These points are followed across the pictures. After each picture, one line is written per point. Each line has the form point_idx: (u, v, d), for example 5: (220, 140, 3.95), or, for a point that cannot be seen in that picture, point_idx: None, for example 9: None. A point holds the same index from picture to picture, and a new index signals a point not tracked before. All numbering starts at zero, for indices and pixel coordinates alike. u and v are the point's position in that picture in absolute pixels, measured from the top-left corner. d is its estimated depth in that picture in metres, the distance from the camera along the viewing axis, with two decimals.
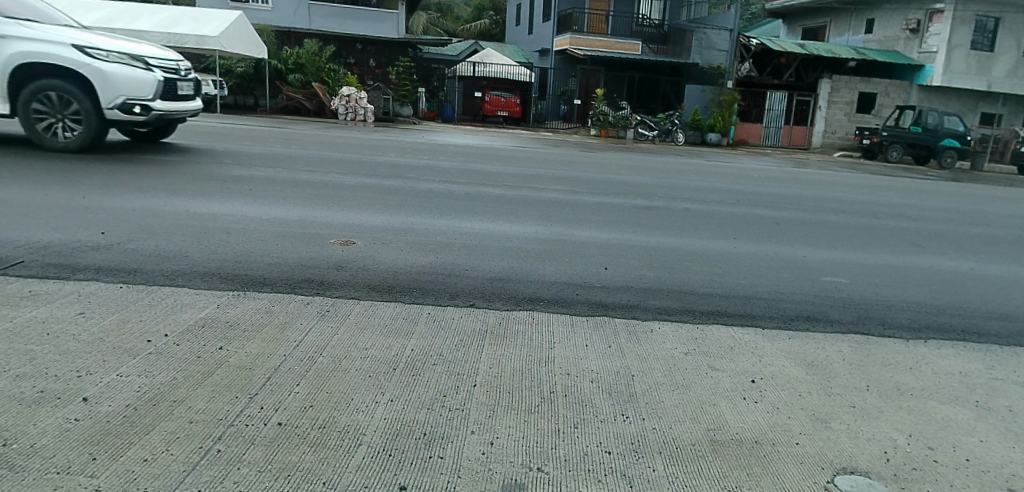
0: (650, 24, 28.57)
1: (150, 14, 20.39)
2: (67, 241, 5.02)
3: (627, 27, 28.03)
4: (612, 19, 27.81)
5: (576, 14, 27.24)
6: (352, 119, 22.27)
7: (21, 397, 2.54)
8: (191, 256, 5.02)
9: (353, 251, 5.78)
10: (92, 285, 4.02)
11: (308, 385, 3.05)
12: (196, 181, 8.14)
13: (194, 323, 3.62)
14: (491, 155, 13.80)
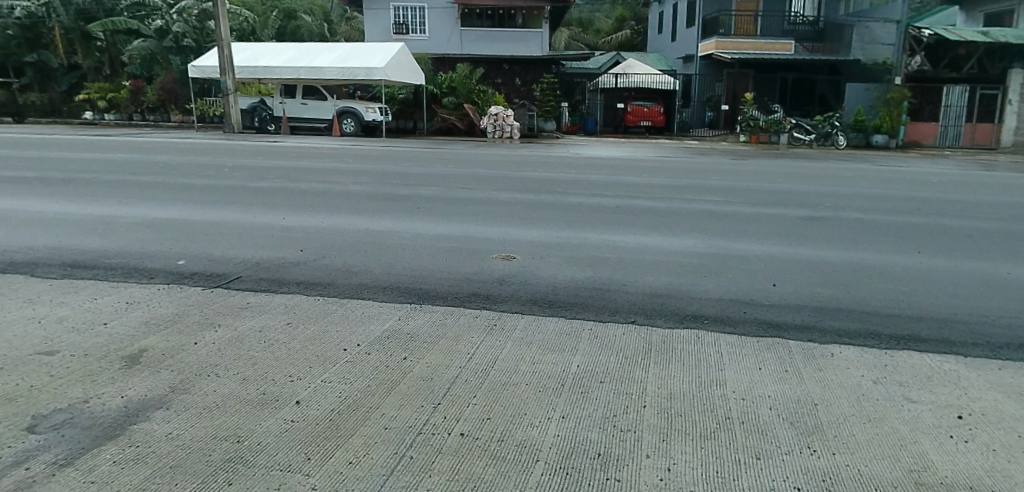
0: (804, 21, 26.69)
1: (327, 51, 22.67)
2: (273, 257, 5.68)
3: (779, 26, 26.59)
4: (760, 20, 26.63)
5: (723, 17, 26.31)
6: (499, 136, 23.07)
7: (248, 397, 2.90)
8: (373, 271, 5.47)
9: (514, 266, 5.96)
10: (296, 298, 4.51)
11: (484, 399, 3.16)
12: (370, 201, 8.85)
13: (381, 334, 3.92)
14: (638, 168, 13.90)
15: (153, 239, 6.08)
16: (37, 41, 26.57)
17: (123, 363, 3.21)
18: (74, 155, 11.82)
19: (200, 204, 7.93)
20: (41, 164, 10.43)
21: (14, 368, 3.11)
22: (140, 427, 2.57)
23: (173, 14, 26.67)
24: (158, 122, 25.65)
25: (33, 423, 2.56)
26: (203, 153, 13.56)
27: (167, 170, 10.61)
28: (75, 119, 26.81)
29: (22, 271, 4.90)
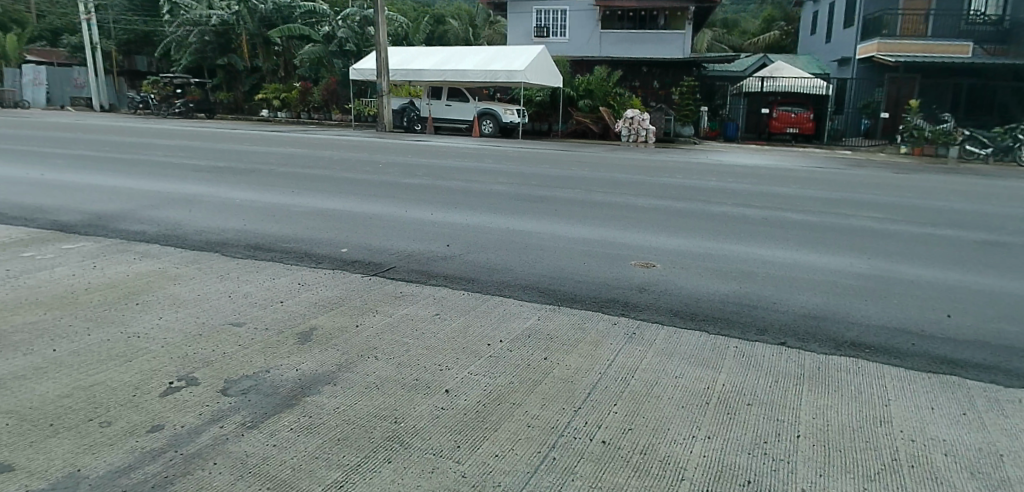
0: (986, 20, 23.80)
1: (471, 54, 23.49)
2: (421, 250, 5.97)
3: (953, 26, 23.87)
4: (931, 18, 23.89)
5: (887, 16, 23.55)
6: (634, 140, 22.76)
7: (403, 382, 3.07)
8: (514, 269, 5.57)
9: (654, 274, 5.82)
10: (443, 291, 4.71)
11: (626, 407, 3.10)
12: (509, 201, 9.04)
13: (522, 332, 3.98)
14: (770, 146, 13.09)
15: (319, 226, 6.65)
16: (227, 45, 29.47)
17: (296, 339, 3.53)
18: (251, 149, 13.17)
19: (355, 198, 8.48)
20: (226, 156, 11.72)
21: (210, 335, 3.53)
22: (312, 399, 2.80)
23: (340, 21, 28.84)
24: (322, 120, 27.93)
25: (226, 385, 2.89)
26: (356, 149, 14.58)
27: (328, 164, 11.51)
28: (254, 116, 29.97)
29: (214, 249, 5.55)
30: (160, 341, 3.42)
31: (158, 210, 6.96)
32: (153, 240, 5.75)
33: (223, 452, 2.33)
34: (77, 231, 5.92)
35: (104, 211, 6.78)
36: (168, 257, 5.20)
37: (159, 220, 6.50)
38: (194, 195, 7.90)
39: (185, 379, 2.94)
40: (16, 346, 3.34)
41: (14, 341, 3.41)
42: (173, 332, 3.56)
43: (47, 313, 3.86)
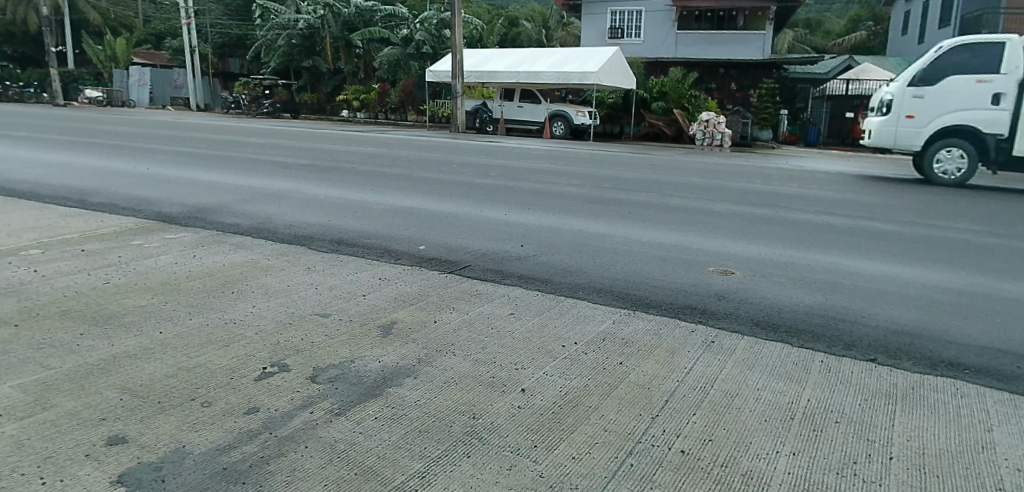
0: None
1: (545, 56, 23.49)
2: (497, 250, 6.03)
3: None
4: None
5: (987, 16, 22.15)
6: (709, 144, 22.13)
7: (480, 378, 3.10)
8: (589, 272, 5.52)
9: (733, 282, 5.64)
10: (517, 291, 4.73)
11: (706, 418, 3.01)
12: (582, 203, 8.98)
13: (597, 335, 3.93)
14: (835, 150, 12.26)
15: (397, 224, 6.81)
16: (312, 48, 30.82)
17: (379, 332, 3.64)
18: (335, 148, 13.68)
19: (431, 196, 8.65)
20: (312, 154, 12.23)
21: (299, 325, 3.70)
22: (395, 390, 2.88)
23: (417, 24, 29.43)
24: (397, 121, 28.61)
25: (315, 373, 3.02)
26: (433, 150, 14.89)
27: (406, 164, 11.80)
28: (334, 117, 31.07)
29: (302, 243, 5.80)
30: (253, 329, 3.61)
31: (251, 204, 7.34)
32: (244, 232, 6.06)
33: (314, 437, 2.43)
34: (178, 223, 6.31)
35: (202, 204, 7.20)
36: (259, 249, 5.47)
37: (251, 214, 6.85)
38: (282, 191, 8.27)
39: (276, 365, 3.10)
40: (128, 327, 3.61)
41: (126, 322, 3.69)
42: (265, 320, 3.76)
43: (154, 297, 4.14)
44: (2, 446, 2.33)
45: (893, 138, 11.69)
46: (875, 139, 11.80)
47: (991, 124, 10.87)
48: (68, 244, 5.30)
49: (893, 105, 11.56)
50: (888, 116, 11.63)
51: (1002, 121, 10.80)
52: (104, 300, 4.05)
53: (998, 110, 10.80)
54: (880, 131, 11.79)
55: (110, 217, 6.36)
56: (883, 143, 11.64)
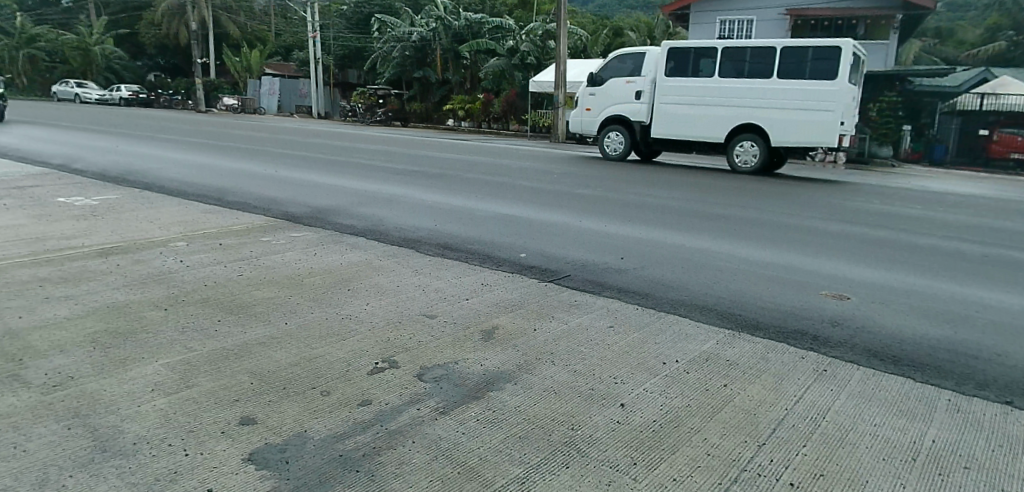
0: None
1: None
2: (597, 261, 6.02)
3: None
4: None
5: None
6: (822, 160, 20.77)
7: (580, 390, 3.11)
8: (692, 289, 5.40)
9: (847, 307, 5.31)
10: (618, 304, 4.70)
11: (817, 450, 2.85)
12: (684, 217, 8.78)
13: (700, 355, 3.83)
14: (680, 145, 14.49)
15: (499, 231, 6.96)
16: (423, 60, 32.10)
17: (482, 336, 3.74)
18: (443, 156, 14.12)
19: (532, 205, 8.76)
20: (421, 161, 12.69)
21: (407, 324, 3.89)
22: (495, 395, 2.95)
23: (523, 35, 29.69)
24: (500, 131, 29.12)
25: (422, 371, 3.17)
26: (537, 159, 15.05)
27: (509, 173, 11.99)
28: (441, 126, 32.01)
29: (410, 246, 6.04)
30: (366, 326, 3.84)
31: (365, 207, 7.74)
32: (358, 233, 6.41)
33: (420, 433, 2.54)
34: (301, 222, 6.78)
35: (322, 205, 7.70)
36: (371, 250, 5.77)
37: (365, 216, 7.24)
38: (394, 195, 8.66)
39: (386, 362, 3.29)
40: (258, 316, 3.95)
41: (257, 312, 4.03)
42: (377, 318, 3.98)
43: (280, 290, 4.49)
44: (154, 418, 2.64)
45: (585, 126, 15.69)
46: (574, 127, 15.88)
47: (637, 113, 14.67)
48: (207, 237, 5.83)
49: (580, 100, 15.70)
50: (579, 109, 15.70)
51: (641, 111, 14.61)
52: (237, 290, 4.44)
53: (639, 103, 14.62)
54: (577, 121, 15.84)
55: (243, 215, 6.93)
56: (575, 129, 15.72)
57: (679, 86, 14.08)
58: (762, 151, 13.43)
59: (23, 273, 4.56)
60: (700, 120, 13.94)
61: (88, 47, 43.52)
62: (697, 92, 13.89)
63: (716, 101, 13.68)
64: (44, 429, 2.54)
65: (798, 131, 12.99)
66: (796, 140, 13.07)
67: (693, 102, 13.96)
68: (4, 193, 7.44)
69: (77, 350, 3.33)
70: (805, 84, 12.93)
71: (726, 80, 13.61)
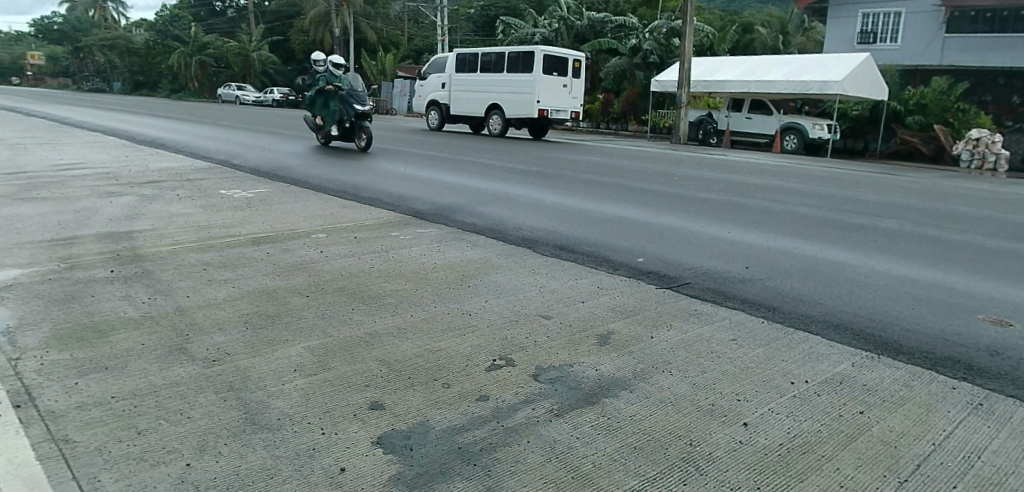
0: None
1: (782, 64, 21.90)
2: (719, 270, 5.80)
3: None
4: None
5: None
6: (978, 166, 18.82)
7: (700, 404, 3.01)
8: (825, 304, 5.05)
9: (1009, 334, 4.73)
10: (742, 316, 4.50)
11: (968, 490, 2.55)
12: (818, 226, 8.22)
13: (833, 377, 3.58)
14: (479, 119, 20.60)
15: (619, 234, 6.90)
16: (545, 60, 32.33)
17: (598, 340, 3.73)
18: (563, 156, 14.20)
19: (654, 209, 8.58)
20: (542, 162, 12.85)
21: (524, 323, 3.95)
22: (611, 401, 2.93)
23: (646, 34, 28.93)
24: (618, 131, 28.67)
25: (538, 372, 3.21)
26: (661, 162, 14.71)
27: (629, 175, 11.83)
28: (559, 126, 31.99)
29: (529, 246, 6.14)
30: (485, 322, 3.95)
31: (486, 206, 7.96)
32: (479, 232, 6.60)
33: (535, 434, 2.58)
34: (426, 218, 7.09)
35: (446, 203, 8.00)
36: (491, 248, 5.92)
37: (485, 215, 7.44)
38: (513, 195, 8.84)
39: (504, 359, 3.36)
40: (387, 307, 4.18)
41: (386, 303, 4.27)
42: (496, 316, 4.08)
43: (407, 283, 4.72)
44: (294, 397, 2.89)
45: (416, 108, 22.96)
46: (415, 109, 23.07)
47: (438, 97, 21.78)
48: (344, 230, 6.25)
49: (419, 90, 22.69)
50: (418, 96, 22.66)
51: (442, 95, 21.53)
52: (369, 281, 4.72)
53: (441, 91, 21.66)
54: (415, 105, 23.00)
55: (374, 210, 7.37)
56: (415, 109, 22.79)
57: (460, 79, 20.93)
58: (501, 122, 19.99)
59: (191, 256, 5.12)
60: (472, 103, 20.73)
61: (248, 54, 48.31)
62: (455, 85, 21.16)
63: (474, 90, 20.56)
64: (205, 398, 2.86)
65: (519, 109, 19.49)
66: (512, 114, 19.74)
67: (465, 90, 20.82)
68: (177, 184, 8.39)
69: (234, 329, 3.70)
70: (520, 77, 19.47)
71: (483, 76, 20.28)
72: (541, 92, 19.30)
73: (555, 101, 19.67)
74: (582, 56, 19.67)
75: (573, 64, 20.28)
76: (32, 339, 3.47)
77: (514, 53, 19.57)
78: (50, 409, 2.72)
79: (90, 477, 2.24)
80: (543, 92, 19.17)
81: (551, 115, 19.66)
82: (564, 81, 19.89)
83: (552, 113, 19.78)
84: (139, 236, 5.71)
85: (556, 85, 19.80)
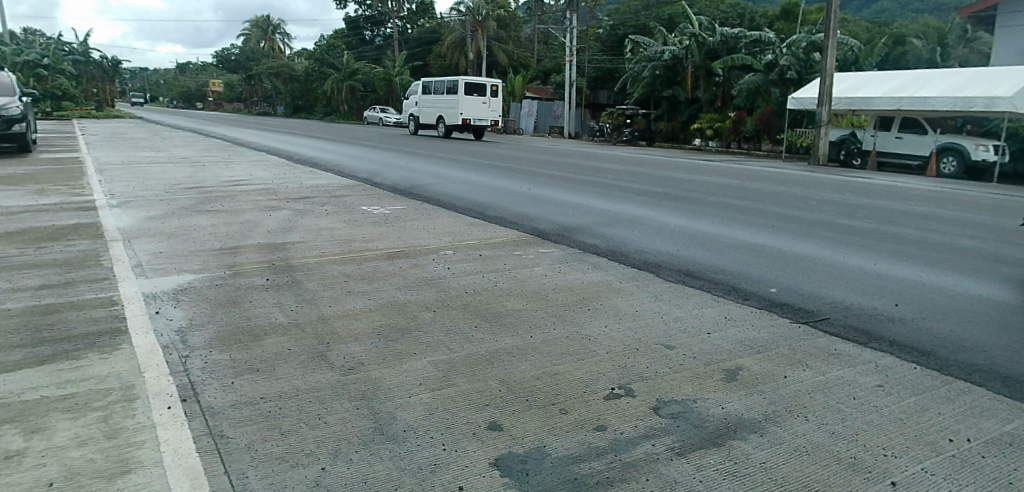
0: None
1: (940, 79, 19.96)
2: (863, 305, 5.34)
3: None
4: None
5: None
6: None
7: (837, 455, 2.77)
8: (991, 350, 4.45)
9: None
10: (889, 359, 4.09)
11: None
12: (986, 261, 7.30)
13: (1002, 435, 3.13)
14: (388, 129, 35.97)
15: (750, 261, 6.56)
16: (672, 78, 31.36)
17: (724, 375, 3.56)
18: (689, 177, 13.76)
19: (790, 235, 8.08)
20: (667, 183, 12.54)
21: (645, 352, 3.86)
22: (739, 444, 2.78)
23: (784, 49, 26.89)
24: (750, 150, 27.44)
25: (658, 405, 3.12)
26: (797, 184, 13.83)
27: (763, 198, 11.22)
28: (687, 145, 31.25)
29: (652, 270, 6.00)
30: (605, 348, 3.91)
31: (609, 227, 7.89)
32: (601, 253, 6.55)
33: (655, 472, 2.51)
34: (549, 238, 7.15)
35: (569, 223, 8.03)
36: (614, 271, 5.85)
37: (608, 237, 7.38)
38: (636, 217, 8.70)
39: (624, 388, 3.30)
40: (508, 326, 4.26)
41: (507, 322, 4.36)
42: (615, 342, 4.02)
43: (529, 303, 4.78)
44: (420, 410, 3.00)
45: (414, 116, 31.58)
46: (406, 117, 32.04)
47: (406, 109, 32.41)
48: (471, 247, 6.46)
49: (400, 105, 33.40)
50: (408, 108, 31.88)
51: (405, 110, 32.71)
52: (491, 299, 4.84)
53: (405, 106, 32.59)
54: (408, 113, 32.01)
55: (499, 228, 7.55)
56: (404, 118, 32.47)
57: (420, 97, 31.03)
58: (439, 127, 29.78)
59: (333, 268, 5.52)
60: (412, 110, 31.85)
61: (391, 79, 51.72)
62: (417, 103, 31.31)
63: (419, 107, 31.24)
64: (340, 405, 3.05)
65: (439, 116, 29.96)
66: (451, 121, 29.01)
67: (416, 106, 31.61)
68: (324, 200, 9.09)
69: (369, 340, 3.93)
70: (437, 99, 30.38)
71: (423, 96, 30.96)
72: (463, 107, 28.61)
73: (476, 113, 28.64)
74: (495, 82, 28.65)
75: (494, 88, 29.12)
76: (199, 339, 3.88)
77: (437, 83, 30.20)
78: (210, 405, 3.03)
79: (241, 472, 2.45)
80: (464, 107, 28.55)
81: (472, 121, 28.68)
82: (481, 98, 28.95)
83: (474, 121, 28.90)
84: (291, 247, 6.24)
85: (477, 102, 29.00)
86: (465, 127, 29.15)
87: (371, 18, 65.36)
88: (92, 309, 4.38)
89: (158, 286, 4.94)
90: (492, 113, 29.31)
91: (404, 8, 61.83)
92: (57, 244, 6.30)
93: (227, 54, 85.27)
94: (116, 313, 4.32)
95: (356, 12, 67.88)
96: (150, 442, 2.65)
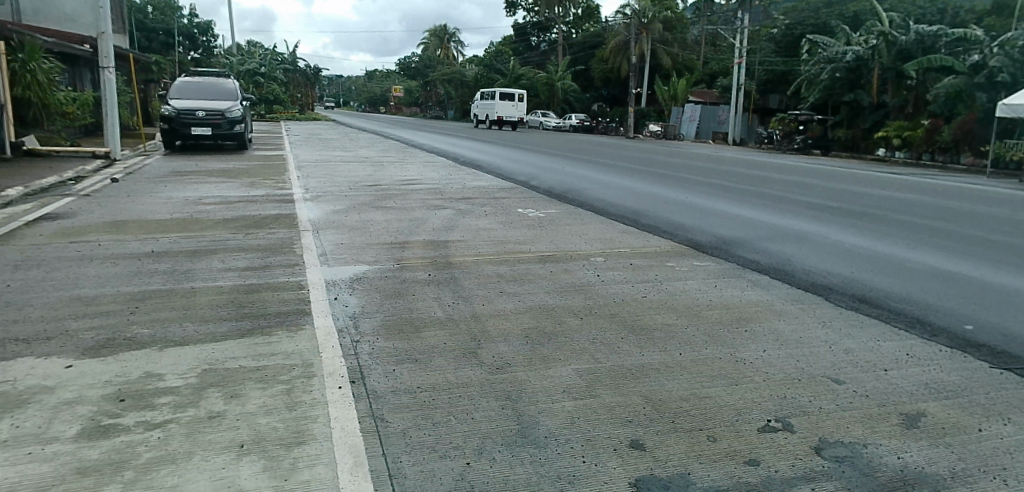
0: None
1: None
2: None
3: None
4: None
5: None
6: None
7: None
8: None
9: None
10: None
11: None
12: None
13: None
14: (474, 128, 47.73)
15: (936, 291, 5.84)
16: (856, 81, 28.47)
17: (902, 420, 3.20)
18: (865, 191, 12.56)
19: (988, 263, 7.07)
20: (839, 196, 11.55)
21: (809, 384, 3.58)
22: None
23: (994, 47, 23.54)
24: (945, 164, 24.24)
25: (821, 445, 2.88)
26: (1001, 203, 12.05)
27: (957, 218, 9.92)
28: (869, 155, 28.37)
29: (819, 293, 5.56)
30: (761, 376, 3.67)
31: (772, 242, 7.44)
32: (763, 271, 6.17)
33: None
34: (706, 251, 6.88)
35: (727, 236, 7.66)
36: (776, 291, 5.48)
37: (770, 252, 6.94)
38: (804, 233, 8.09)
39: (781, 422, 3.09)
40: (658, 341, 4.16)
41: (656, 335, 4.25)
42: (774, 370, 3.77)
43: (680, 317, 4.64)
44: (562, 418, 3.03)
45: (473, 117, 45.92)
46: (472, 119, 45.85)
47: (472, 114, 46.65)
48: (622, 255, 6.38)
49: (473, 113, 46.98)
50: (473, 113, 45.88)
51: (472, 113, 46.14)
52: (642, 311, 4.75)
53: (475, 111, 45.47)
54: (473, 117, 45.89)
55: (653, 237, 7.41)
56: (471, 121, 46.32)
57: (484, 103, 42.42)
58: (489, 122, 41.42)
59: (489, 268, 5.73)
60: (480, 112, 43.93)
61: (554, 83, 52.56)
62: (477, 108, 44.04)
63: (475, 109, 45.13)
64: (487, 404, 3.16)
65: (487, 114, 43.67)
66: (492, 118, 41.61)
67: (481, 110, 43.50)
68: (484, 201, 9.48)
69: (517, 341, 4.03)
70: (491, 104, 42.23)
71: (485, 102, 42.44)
72: (498, 109, 41.38)
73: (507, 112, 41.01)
74: (518, 91, 41.22)
75: (519, 96, 41.47)
76: (367, 326, 4.22)
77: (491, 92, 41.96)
78: (374, 389, 3.28)
79: (395, 456, 2.63)
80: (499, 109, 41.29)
81: (505, 119, 41.11)
82: (510, 103, 41.48)
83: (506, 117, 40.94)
84: (452, 245, 6.58)
85: (510, 106, 41.22)
86: (501, 123, 41.45)
87: (539, 24, 67.02)
88: (284, 291, 4.93)
89: (337, 274, 5.44)
90: (518, 113, 42.00)
91: (570, 13, 62.66)
92: (261, 231, 7.17)
93: (407, 62, 92.08)
94: (302, 296, 4.82)
95: (524, 19, 70.05)
96: (322, 418, 2.94)
